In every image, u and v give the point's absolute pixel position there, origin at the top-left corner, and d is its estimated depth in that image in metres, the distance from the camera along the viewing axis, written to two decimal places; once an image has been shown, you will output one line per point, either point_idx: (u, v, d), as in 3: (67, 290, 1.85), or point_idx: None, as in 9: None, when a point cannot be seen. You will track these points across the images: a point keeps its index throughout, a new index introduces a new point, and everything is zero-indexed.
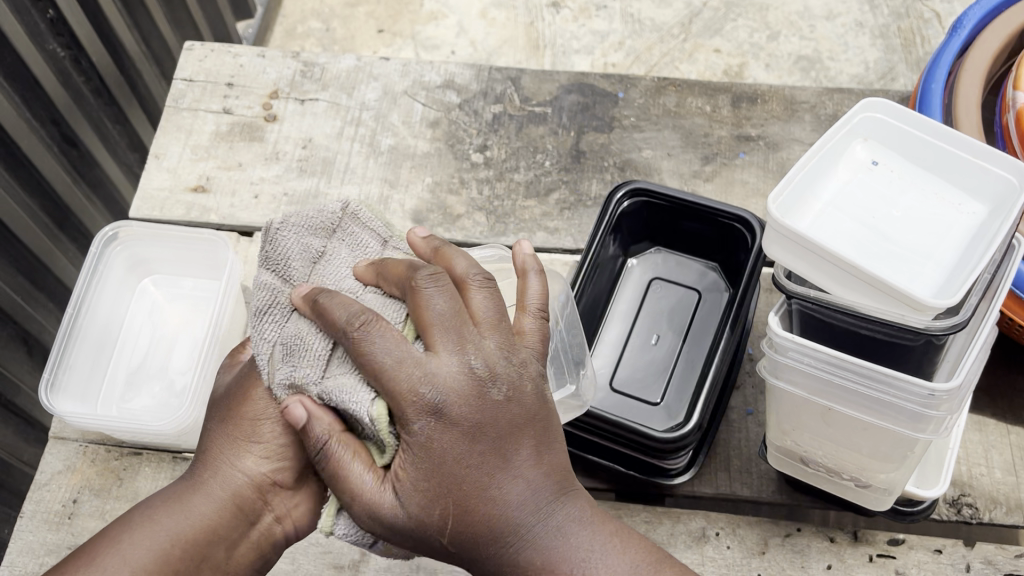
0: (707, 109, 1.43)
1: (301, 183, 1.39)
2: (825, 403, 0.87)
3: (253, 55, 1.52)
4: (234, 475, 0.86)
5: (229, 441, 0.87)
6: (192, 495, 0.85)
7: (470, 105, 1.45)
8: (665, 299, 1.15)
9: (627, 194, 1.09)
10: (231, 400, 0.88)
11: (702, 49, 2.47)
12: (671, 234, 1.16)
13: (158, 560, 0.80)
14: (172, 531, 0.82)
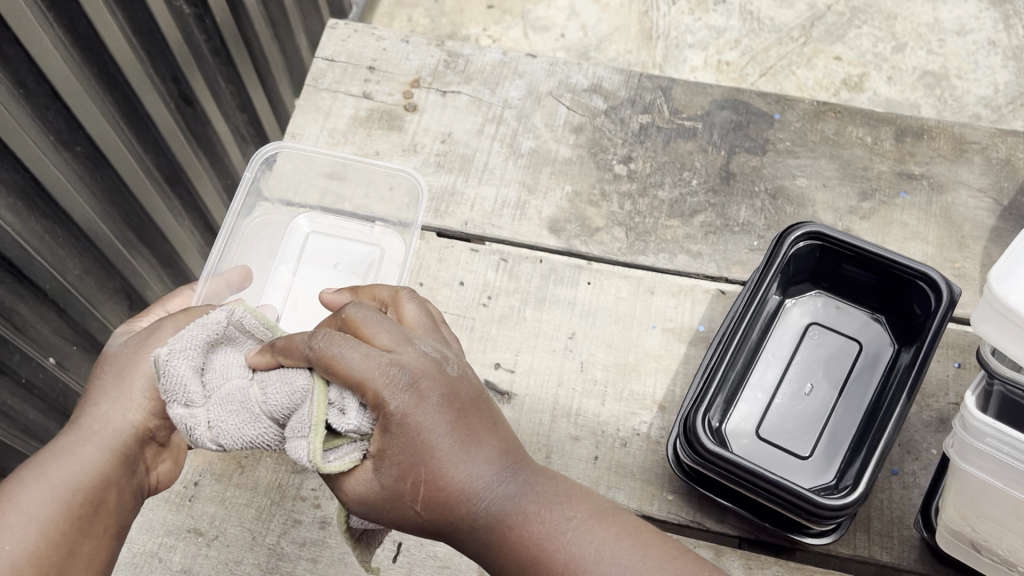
0: (868, 140, 1.35)
1: (438, 179, 1.36)
2: (1020, 498, 0.80)
3: (397, 39, 1.48)
4: (110, 420, 0.95)
5: (101, 392, 0.96)
6: (66, 442, 0.93)
7: (616, 112, 1.40)
8: (825, 347, 1.09)
9: (803, 235, 1.03)
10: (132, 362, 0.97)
11: (822, 54, 2.36)
12: (837, 278, 1.10)
13: (68, 495, 0.89)
14: (70, 479, 0.90)
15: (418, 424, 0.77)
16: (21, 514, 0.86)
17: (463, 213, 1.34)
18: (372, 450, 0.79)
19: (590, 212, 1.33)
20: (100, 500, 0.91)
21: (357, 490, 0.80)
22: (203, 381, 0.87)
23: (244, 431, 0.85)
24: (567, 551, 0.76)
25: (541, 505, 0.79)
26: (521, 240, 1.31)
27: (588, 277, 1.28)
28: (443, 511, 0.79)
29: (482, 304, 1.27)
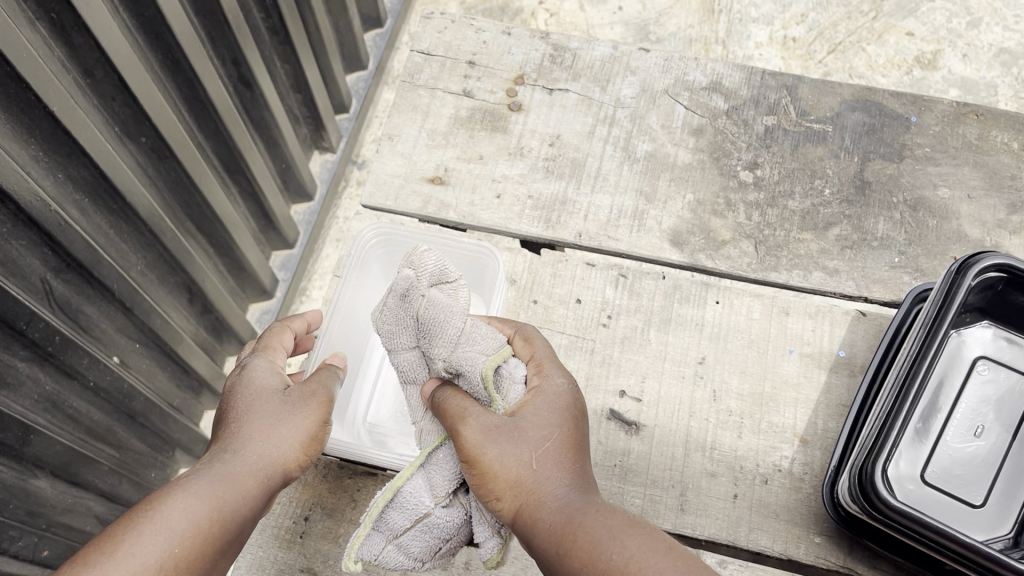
0: (1014, 146, 1.25)
1: (548, 186, 1.27)
2: None
3: (497, 31, 1.38)
4: (262, 459, 0.78)
5: (254, 424, 0.80)
6: (211, 466, 0.75)
7: (739, 113, 1.30)
8: (997, 387, 1.01)
9: (987, 269, 0.94)
10: (286, 398, 0.83)
11: (895, 29, 1.91)
12: (1010, 312, 1.01)
13: (213, 521, 0.70)
14: (225, 505, 0.72)
15: (540, 409, 0.80)
16: (164, 526, 0.67)
17: (576, 223, 1.25)
18: (509, 414, 0.80)
19: (715, 223, 1.24)
20: (234, 543, 0.73)
21: (473, 441, 0.77)
22: (407, 296, 0.85)
23: (396, 344, 0.88)
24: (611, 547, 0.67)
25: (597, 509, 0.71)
26: (641, 254, 1.23)
27: (717, 295, 1.20)
28: (526, 498, 0.75)
29: (602, 324, 1.19)
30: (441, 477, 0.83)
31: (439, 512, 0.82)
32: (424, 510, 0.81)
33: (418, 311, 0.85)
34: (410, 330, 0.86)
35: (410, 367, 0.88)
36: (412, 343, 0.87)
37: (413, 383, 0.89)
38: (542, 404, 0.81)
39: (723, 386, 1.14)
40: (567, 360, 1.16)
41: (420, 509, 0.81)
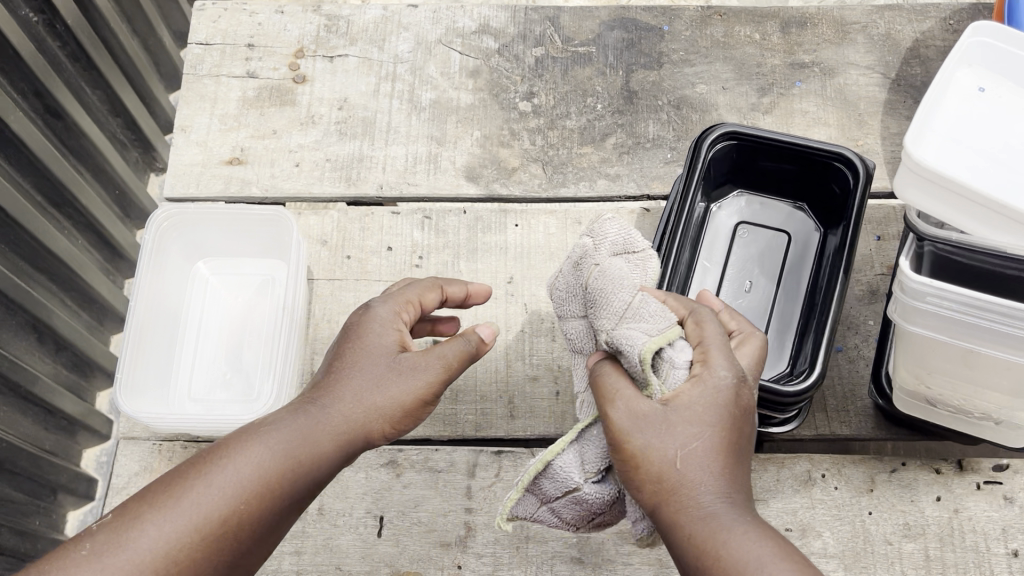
0: (756, 37, 1.38)
1: (343, 147, 1.33)
2: (964, 345, 0.84)
3: (271, 11, 1.42)
4: (363, 409, 0.84)
5: (358, 380, 0.85)
6: (298, 416, 0.82)
7: (509, 49, 1.38)
8: (754, 242, 1.13)
9: (717, 138, 1.04)
10: (394, 356, 0.87)
11: None
12: (752, 174, 1.12)
13: (281, 479, 0.78)
14: (231, 475, 0.77)
15: (692, 396, 0.77)
16: (208, 496, 0.75)
17: (375, 176, 1.31)
18: (661, 402, 0.77)
19: (503, 153, 1.32)
20: (317, 485, 0.82)
21: (621, 426, 0.77)
22: (580, 264, 0.90)
23: (566, 310, 0.92)
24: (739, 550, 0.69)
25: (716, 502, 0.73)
26: (441, 194, 1.29)
27: (515, 219, 1.27)
28: (669, 489, 0.74)
29: (414, 265, 1.25)
30: (593, 455, 0.86)
31: (589, 487, 0.86)
32: (573, 485, 0.85)
33: (589, 277, 0.88)
34: (579, 300, 0.90)
35: (579, 336, 0.92)
36: (580, 314, 0.91)
37: (581, 352, 0.92)
38: (630, 399, 0.78)
39: (533, 298, 1.22)
40: None
41: (568, 483, 0.85)
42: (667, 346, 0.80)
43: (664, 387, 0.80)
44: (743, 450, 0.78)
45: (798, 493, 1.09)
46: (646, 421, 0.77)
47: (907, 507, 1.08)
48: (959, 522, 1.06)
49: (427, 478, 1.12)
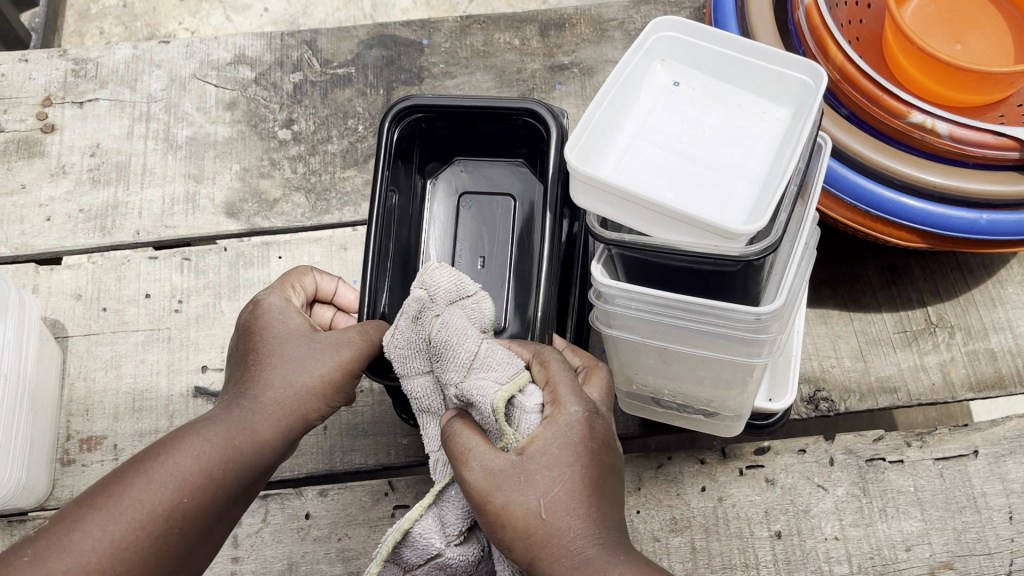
0: (516, 43, 1.37)
1: (97, 196, 1.28)
2: (660, 343, 0.84)
3: (14, 60, 1.37)
4: (283, 400, 0.82)
5: (286, 367, 0.84)
6: (224, 413, 0.80)
7: (267, 77, 1.35)
8: (481, 212, 1.15)
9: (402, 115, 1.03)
10: (304, 341, 0.85)
11: None
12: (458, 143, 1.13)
13: (215, 473, 0.75)
14: (165, 471, 0.73)
15: (549, 444, 0.72)
16: (149, 487, 0.71)
17: (132, 223, 1.27)
18: (516, 452, 0.73)
19: (264, 184, 1.28)
20: (245, 486, 0.78)
21: (481, 487, 0.71)
22: (420, 318, 0.85)
23: (409, 369, 0.86)
24: None
25: (575, 556, 0.69)
26: (201, 233, 1.26)
27: (279, 251, 1.23)
28: (543, 548, 0.70)
29: (174, 310, 1.21)
30: (454, 516, 0.82)
31: (452, 551, 0.81)
32: (435, 552, 0.81)
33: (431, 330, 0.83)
34: (421, 351, 0.85)
35: (424, 394, 0.86)
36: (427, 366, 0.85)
37: (427, 411, 0.87)
38: (489, 458, 0.72)
39: None
40: (146, 354, 1.18)
41: (430, 551, 0.81)
42: (517, 393, 0.78)
43: (515, 435, 0.77)
44: (608, 465, 0.74)
45: None
46: (549, 467, 0.71)
47: (674, 501, 1.08)
48: (723, 510, 1.07)
49: None
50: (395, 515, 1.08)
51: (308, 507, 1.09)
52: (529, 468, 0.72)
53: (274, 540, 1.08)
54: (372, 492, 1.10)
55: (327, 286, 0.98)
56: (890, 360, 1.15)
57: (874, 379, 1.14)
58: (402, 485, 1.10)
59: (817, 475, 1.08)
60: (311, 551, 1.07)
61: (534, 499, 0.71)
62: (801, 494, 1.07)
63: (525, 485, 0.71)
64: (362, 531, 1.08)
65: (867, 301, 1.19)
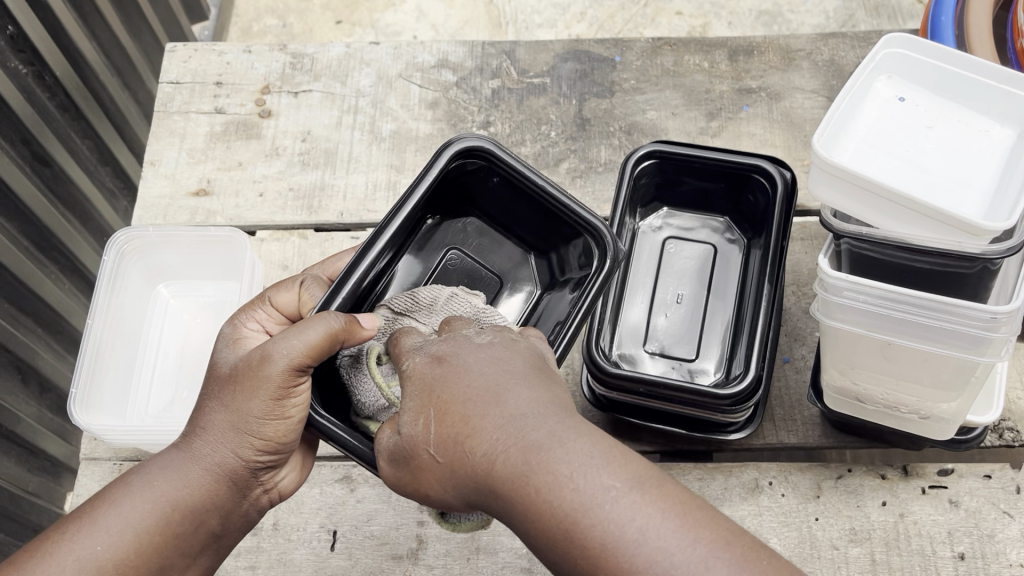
0: (705, 65, 1.43)
1: (306, 177, 1.37)
2: (883, 338, 0.87)
3: (238, 51, 1.48)
4: (223, 453, 0.82)
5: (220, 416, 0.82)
6: (169, 461, 0.82)
7: (467, 81, 1.44)
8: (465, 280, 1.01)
9: (460, 153, 0.94)
10: (238, 381, 0.81)
11: (664, 13, 2.36)
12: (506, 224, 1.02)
13: (153, 524, 0.79)
14: (115, 522, 0.78)
15: (480, 371, 0.70)
16: (87, 542, 0.77)
17: (336, 204, 1.35)
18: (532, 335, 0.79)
19: None
20: (193, 538, 0.81)
21: (469, 362, 0.71)
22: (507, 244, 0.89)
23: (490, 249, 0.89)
24: (566, 468, 0.62)
25: (477, 411, 0.67)
26: None
27: None
28: (469, 415, 0.68)
29: None
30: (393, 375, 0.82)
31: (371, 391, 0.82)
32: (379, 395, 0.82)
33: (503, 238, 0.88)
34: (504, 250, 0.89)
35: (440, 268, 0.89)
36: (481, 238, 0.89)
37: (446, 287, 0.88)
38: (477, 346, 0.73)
39: None
40: None
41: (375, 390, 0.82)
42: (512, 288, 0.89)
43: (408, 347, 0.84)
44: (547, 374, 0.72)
45: (746, 500, 1.11)
46: (495, 393, 0.68)
47: (853, 512, 1.09)
48: (905, 526, 1.07)
49: (380, 493, 1.14)
50: None
51: None
52: (480, 358, 0.71)
53: None
54: None
55: (284, 296, 0.93)
56: None
57: None
58: None
59: (1003, 501, 1.08)
60: (493, 523, 1.11)
61: (437, 428, 0.68)
62: (985, 518, 1.07)
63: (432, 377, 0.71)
64: None
65: None
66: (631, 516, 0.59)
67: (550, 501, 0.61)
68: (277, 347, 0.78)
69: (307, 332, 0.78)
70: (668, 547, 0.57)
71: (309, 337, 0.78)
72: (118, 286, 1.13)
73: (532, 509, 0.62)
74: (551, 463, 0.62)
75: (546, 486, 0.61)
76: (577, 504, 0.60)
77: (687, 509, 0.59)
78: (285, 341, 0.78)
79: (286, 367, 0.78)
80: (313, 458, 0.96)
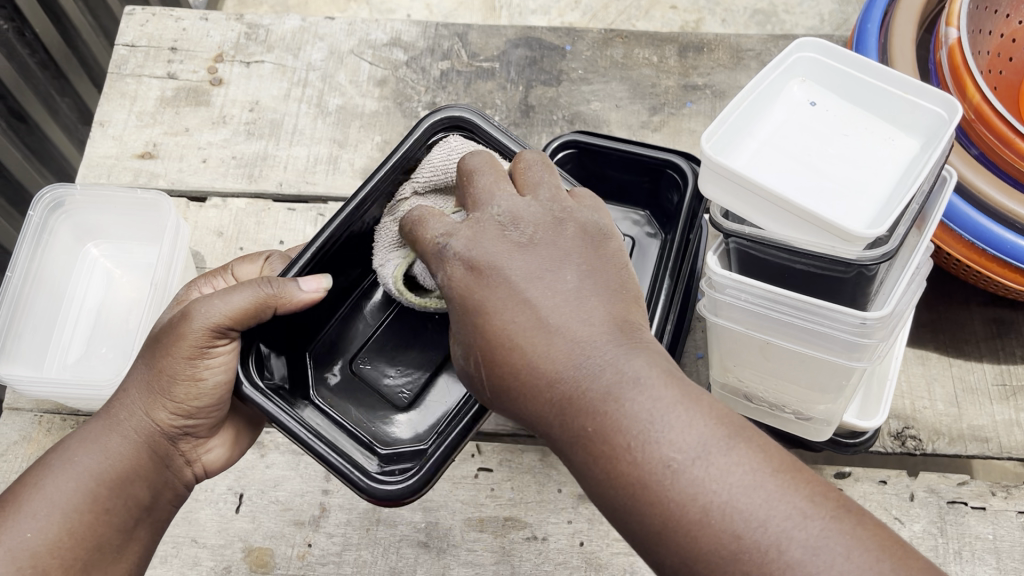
0: (654, 59, 1.43)
1: (249, 146, 1.39)
2: (764, 338, 0.89)
3: (196, 18, 1.51)
4: (141, 418, 0.90)
5: (139, 386, 0.90)
6: (89, 441, 0.88)
7: (417, 62, 1.45)
8: None
9: (445, 122, 0.96)
10: (163, 345, 0.89)
11: (658, 6, 2.36)
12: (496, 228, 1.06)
13: (83, 500, 0.84)
14: (47, 502, 0.83)
15: (555, 289, 0.69)
16: (16, 532, 0.81)
17: (277, 175, 1.36)
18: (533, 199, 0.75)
19: None
20: (127, 511, 0.86)
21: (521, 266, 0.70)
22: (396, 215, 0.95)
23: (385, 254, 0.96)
24: (632, 416, 0.63)
25: (537, 341, 0.67)
26: (338, 193, 1.34)
27: None
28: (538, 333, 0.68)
29: None
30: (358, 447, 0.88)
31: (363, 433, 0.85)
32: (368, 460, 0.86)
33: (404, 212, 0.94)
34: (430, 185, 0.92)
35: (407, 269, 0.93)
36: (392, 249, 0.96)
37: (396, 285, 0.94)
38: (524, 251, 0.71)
39: None
40: None
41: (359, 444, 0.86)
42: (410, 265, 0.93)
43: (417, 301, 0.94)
44: (596, 269, 0.72)
45: None
46: (553, 320, 0.68)
47: None
48: None
49: (289, 460, 1.16)
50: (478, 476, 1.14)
51: None
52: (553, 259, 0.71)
53: None
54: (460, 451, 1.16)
55: (247, 271, 1.00)
56: (985, 411, 1.15)
57: (966, 426, 1.14)
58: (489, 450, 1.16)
59: (895, 508, 1.09)
60: None
61: (497, 366, 0.69)
62: None
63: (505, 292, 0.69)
64: (445, 486, 1.14)
65: (968, 349, 1.19)
66: (721, 476, 0.59)
67: (632, 452, 0.62)
68: (199, 307, 0.86)
69: (232, 296, 0.85)
70: (761, 517, 0.58)
71: (234, 302, 0.85)
72: (44, 243, 1.16)
73: (613, 455, 0.62)
74: (626, 416, 0.63)
75: (621, 435, 0.62)
76: (649, 454, 0.61)
77: (773, 468, 0.60)
78: (217, 299, 0.85)
79: (205, 327, 0.85)
80: (249, 436, 1.04)
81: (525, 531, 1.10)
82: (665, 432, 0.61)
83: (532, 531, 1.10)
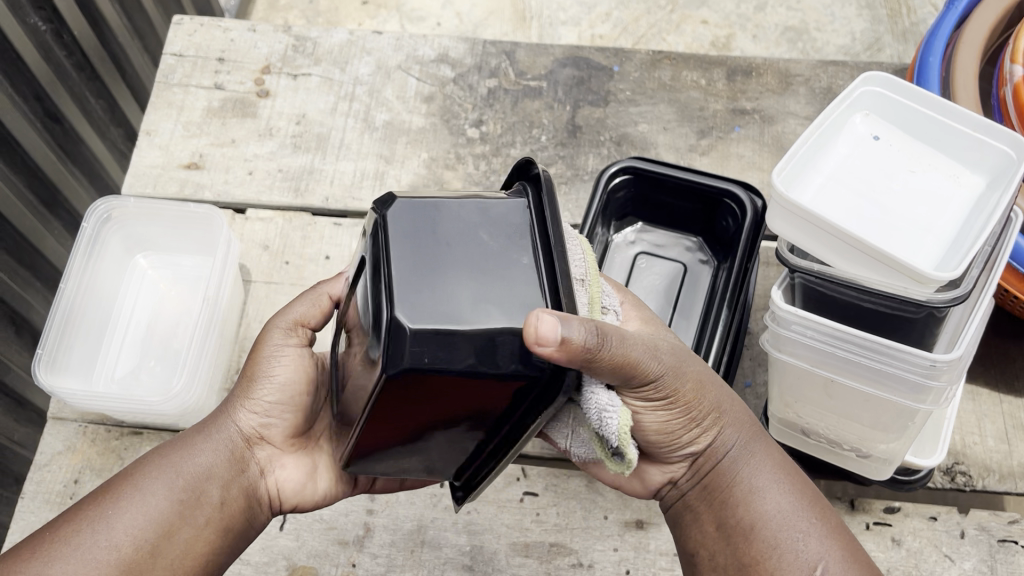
0: (702, 82, 1.43)
1: (296, 159, 1.38)
2: (827, 375, 0.88)
3: (243, 29, 1.51)
4: (228, 431, 0.85)
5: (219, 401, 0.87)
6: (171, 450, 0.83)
7: (464, 79, 1.45)
8: None
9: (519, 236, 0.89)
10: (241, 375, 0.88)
11: (690, 20, 2.34)
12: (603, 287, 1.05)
13: (166, 510, 0.77)
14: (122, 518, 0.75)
15: (732, 404, 0.81)
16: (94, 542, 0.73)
17: (323, 189, 1.36)
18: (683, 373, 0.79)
19: (447, 175, 1.36)
20: (209, 520, 0.79)
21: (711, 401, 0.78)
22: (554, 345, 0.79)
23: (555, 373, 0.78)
24: (767, 505, 0.76)
25: (747, 461, 0.78)
26: None
27: None
28: (724, 422, 0.79)
29: None
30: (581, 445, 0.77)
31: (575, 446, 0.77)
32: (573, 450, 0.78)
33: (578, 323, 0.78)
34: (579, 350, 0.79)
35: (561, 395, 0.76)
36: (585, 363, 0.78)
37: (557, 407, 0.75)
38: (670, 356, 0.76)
39: None
40: None
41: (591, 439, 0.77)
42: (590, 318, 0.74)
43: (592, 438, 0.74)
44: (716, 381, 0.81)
45: None
46: (725, 416, 0.79)
47: None
48: None
49: None
50: (523, 500, 1.14)
51: (443, 476, 1.15)
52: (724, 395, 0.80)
53: (408, 501, 1.14)
54: (505, 474, 1.16)
55: None
56: None
57: (1017, 464, 1.13)
58: (534, 474, 1.15)
59: (946, 545, 1.08)
60: (440, 518, 1.13)
61: (705, 449, 0.79)
62: (926, 560, 1.07)
63: (702, 425, 0.78)
64: (490, 509, 1.13)
65: (1019, 386, 1.18)
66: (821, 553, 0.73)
67: (733, 509, 0.77)
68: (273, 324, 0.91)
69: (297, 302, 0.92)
70: (819, 555, 0.73)
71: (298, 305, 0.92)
72: (95, 255, 1.15)
73: (724, 520, 0.77)
74: (762, 510, 0.75)
75: (756, 522, 0.75)
76: (781, 550, 0.73)
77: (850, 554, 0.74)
78: (297, 304, 0.92)
79: (283, 326, 0.90)
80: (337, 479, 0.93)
81: (570, 557, 1.10)
82: (791, 519, 0.75)
83: (577, 557, 1.10)
